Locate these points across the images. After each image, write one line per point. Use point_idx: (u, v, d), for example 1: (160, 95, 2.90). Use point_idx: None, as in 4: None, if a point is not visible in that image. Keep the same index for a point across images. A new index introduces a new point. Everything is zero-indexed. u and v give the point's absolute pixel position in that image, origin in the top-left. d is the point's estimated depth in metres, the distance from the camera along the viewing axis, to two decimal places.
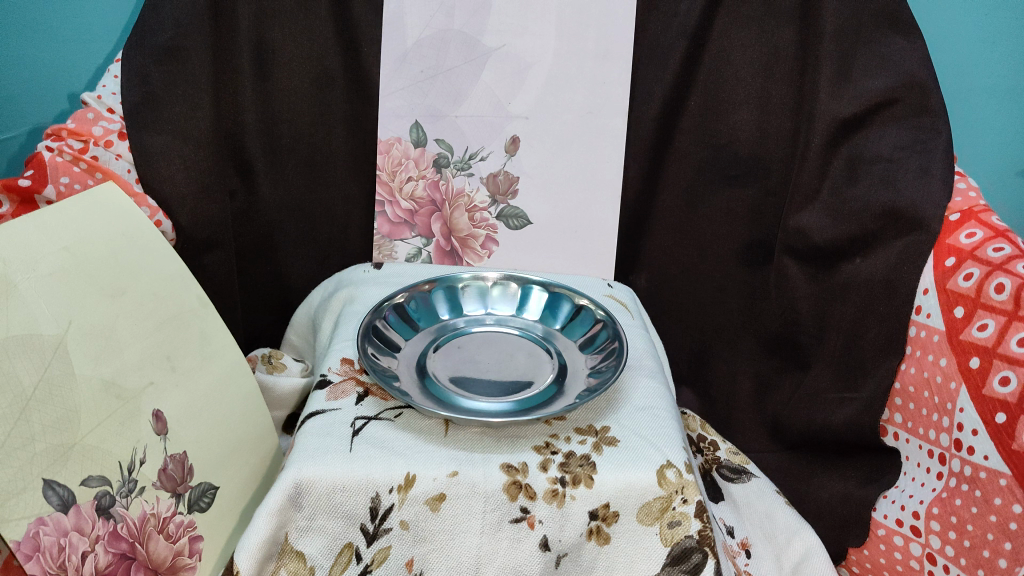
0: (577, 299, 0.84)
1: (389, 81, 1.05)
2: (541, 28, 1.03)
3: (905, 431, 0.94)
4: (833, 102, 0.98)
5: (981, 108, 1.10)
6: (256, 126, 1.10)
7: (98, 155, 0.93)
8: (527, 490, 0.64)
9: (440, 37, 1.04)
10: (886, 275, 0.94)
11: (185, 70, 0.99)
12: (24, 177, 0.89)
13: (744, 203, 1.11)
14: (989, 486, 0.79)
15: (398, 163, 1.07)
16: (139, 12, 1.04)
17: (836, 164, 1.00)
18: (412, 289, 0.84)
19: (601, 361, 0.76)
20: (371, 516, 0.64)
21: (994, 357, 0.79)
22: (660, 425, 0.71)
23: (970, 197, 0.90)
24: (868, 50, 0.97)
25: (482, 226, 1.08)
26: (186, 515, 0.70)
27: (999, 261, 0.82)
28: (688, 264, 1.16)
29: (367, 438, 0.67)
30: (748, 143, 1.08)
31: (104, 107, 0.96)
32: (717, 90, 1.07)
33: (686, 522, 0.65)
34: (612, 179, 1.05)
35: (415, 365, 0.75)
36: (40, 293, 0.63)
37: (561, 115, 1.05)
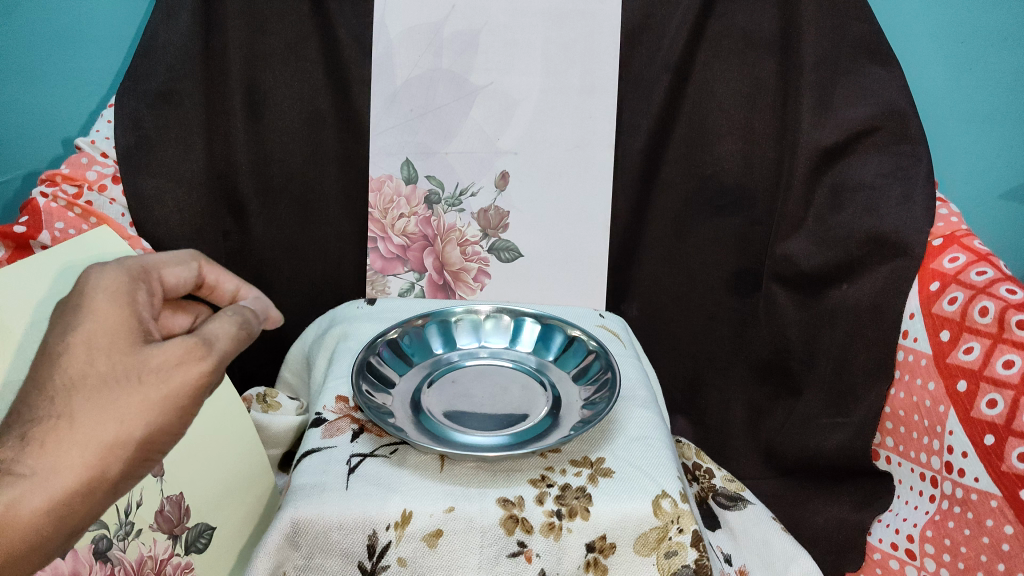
0: (568, 331, 0.85)
1: (380, 120, 1.06)
2: (528, 66, 1.05)
3: (897, 454, 0.95)
4: (814, 131, 1.01)
5: (961, 133, 1.13)
6: (249, 166, 1.11)
7: (92, 200, 0.97)
8: (523, 524, 0.65)
9: (429, 77, 1.06)
10: (874, 299, 0.95)
11: (179, 115, 1.03)
12: (19, 224, 0.90)
13: (731, 231, 1.13)
14: (980, 507, 0.80)
15: (389, 201, 1.09)
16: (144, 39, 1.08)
17: (820, 192, 1.02)
18: (405, 325, 0.85)
19: (595, 392, 0.76)
20: (368, 554, 0.64)
21: (981, 380, 0.80)
22: (653, 455, 0.71)
23: (952, 222, 0.91)
24: (847, 80, 1.00)
25: (474, 259, 1.09)
26: (183, 557, 0.70)
27: (983, 284, 0.83)
28: (679, 293, 1.17)
29: (362, 476, 0.67)
30: (733, 174, 1.10)
31: (98, 152, 1.00)
32: (701, 123, 1.10)
33: (682, 551, 0.65)
34: (600, 211, 1.07)
35: (410, 401, 0.75)
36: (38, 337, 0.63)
37: (550, 149, 1.06)
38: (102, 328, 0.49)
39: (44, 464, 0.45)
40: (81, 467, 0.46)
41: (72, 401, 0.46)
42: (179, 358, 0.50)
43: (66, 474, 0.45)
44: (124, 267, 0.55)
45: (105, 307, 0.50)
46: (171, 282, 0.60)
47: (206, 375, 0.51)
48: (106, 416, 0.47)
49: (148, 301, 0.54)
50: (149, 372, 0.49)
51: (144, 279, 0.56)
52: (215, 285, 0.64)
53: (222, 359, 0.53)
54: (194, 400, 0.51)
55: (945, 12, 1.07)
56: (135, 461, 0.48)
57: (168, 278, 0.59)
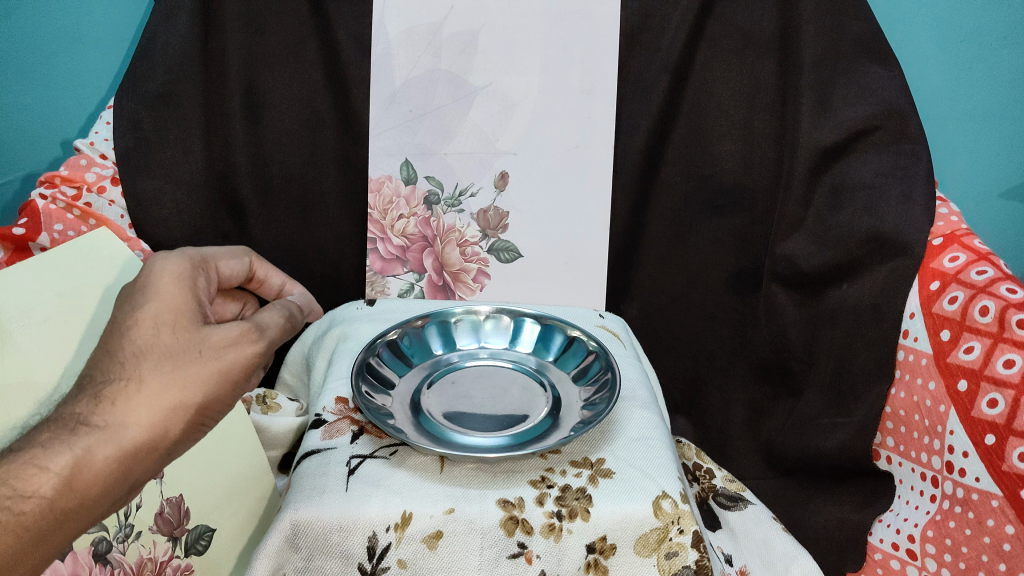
0: (568, 331, 0.85)
1: (379, 121, 1.06)
2: (527, 66, 1.05)
3: (898, 454, 0.95)
4: (814, 131, 1.00)
5: (960, 131, 1.13)
6: (249, 167, 1.11)
7: (91, 202, 0.99)
8: (524, 525, 0.65)
9: (428, 77, 1.06)
10: (874, 299, 0.95)
11: (177, 116, 1.03)
12: (18, 226, 0.91)
13: (731, 231, 1.13)
14: (981, 507, 0.80)
15: (389, 201, 1.08)
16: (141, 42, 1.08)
17: (820, 191, 1.02)
18: (405, 325, 0.85)
19: (595, 393, 0.76)
20: (368, 555, 0.64)
21: (982, 379, 0.80)
22: (653, 456, 0.71)
23: (953, 222, 0.91)
24: (846, 79, 0.99)
25: (474, 260, 1.09)
26: (183, 558, 0.70)
27: (983, 284, 0.83)
28: (679, 293, 1.17)
29: (362, 477, 0.67)
30: (733, 173, 1.10)
31: (97, 153, 1.01)
32: (701, 123, 1.10)
33: (683, 552, 0.65)
34: (599, 212, 1.07)
35: (410, 402, 0.75)
36: (39, 340, 0.64)
37: (549, 150, 1.06)
38: (167, 306, 0.57)
39: (114, 420, 0.52)
40: (146, 424, 0.54)
41: (141, 366, 0.54)
42: (234, 337, 0.59)
43: (133, 429, 0.53)
44: (188, 255, 0.63)
45: (170, 289, 0.58)
46: (225, 272, 0.71)
47: (254, 352, 0.60)
48: (170, 382, 0.55)
49: (206, 287, 0.63)
50: (208, 348, 0.57)
51: (202, 268, 0.65)
52: (264, 279, 0.77)
53: (269, 343, 0.62)
54: (242, 374, 0.59)
55: (945, 11, 1.06)
56: (191, 424, 0.57)
57: (223, 268, 0.70)
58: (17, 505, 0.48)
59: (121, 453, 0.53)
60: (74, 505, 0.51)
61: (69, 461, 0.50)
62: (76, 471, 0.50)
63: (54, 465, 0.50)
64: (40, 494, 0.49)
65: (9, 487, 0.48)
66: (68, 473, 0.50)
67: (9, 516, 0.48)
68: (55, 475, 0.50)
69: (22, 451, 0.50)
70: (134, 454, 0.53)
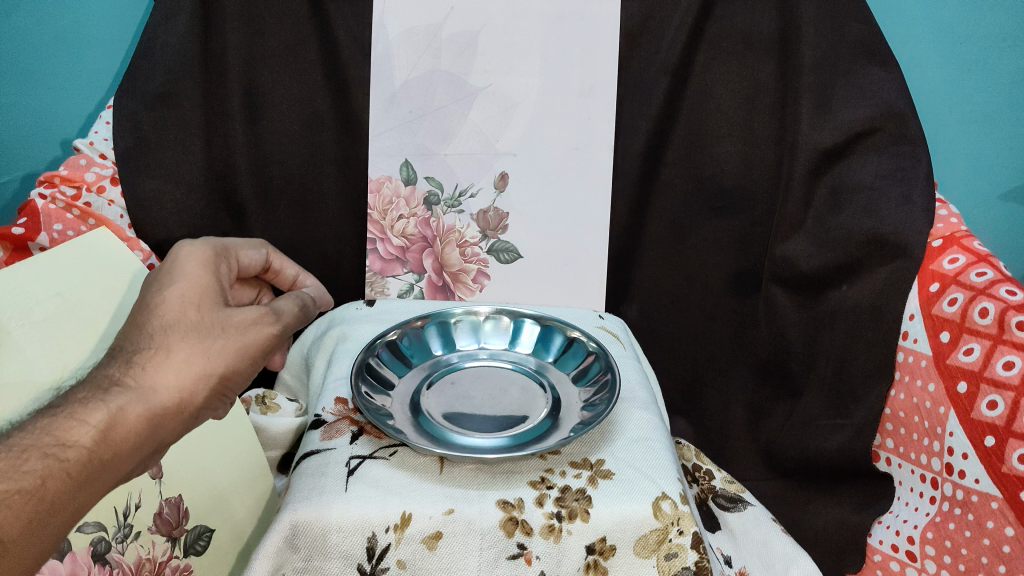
0: (568, 331, 0.85)
1: (379, 122, 1.06)
2: (527, 67, 1.05)
3: (898, 456, 0.95)
4: (814, 132, 1.00)
5: (960, 133, 1.14)
6: (248, 168, 1.11)
7: (91, 202, 0.98)
8: (523, 526, 0.65)
9: (428, 78, 1.06)
10: (873, 300, 0.95)
11: (176, 116, 1.03)
12: (18, 226, 0.91)
13: (731, 232, 1.13)
14: (980, 509, 0.80)
15: (389, 202, 1.08)
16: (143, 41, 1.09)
17: (820, 193, 1.02)
18: (404, 326, 0.85)
19: (594, 393, 0.76)
20: (367, 556, 0.63)
21: (981, 381, 0.80)
22: (653, 457, 0.71)
23: (952, 224, 0.91)
24: (846, 81, 0.99)
25: (473, 261, 1.09)
26: (181, 559, 0.70)
27: (983, 286, 0.83)
28: (679, 294, 1.17)
29: (362, 478, 0.67)
30: (733, 175, 1.10)
31: (97, 153, 1.01)
32: (701, 124, 1.10)
33: (683, 553, 0.65)
34: (599, 213, 1.07)
35: (409, 403, 0.75)
36: (38, 340, 0.63)
37: (548, 150, 1.06)
38: (192, 285, 0.60)
39: (144, 382, 0.54)
40: (176, 388, 0.55)
41: (169, 336, 0.56)
42: (256, 317, 0.61)
43: (163, 392, 0.55)
44: (210, 243, 0.66)
45: (195, 270, 0.61)
46: (244, 263, 0.72)
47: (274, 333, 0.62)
48: (198, 352, 0.57)
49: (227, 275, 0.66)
50: (231, 324, 0.59)
51: (225, 256, 0.68)
52: (279, 270, 0.78)
53: (287, 327, 0.64)
54: (263, 353, 0.61)
55: (945, 13, 1.07)
56: (214, 396, 0.58)
57: (242, 259, 0.71)
58: (60, 452, 0.49)
59: (152, 415, 0.54)
60: (110, 459, 0.52)
61: (106, 415, 0.52)
62: (112, 425, 0.52)
63: (92, 418, 0.51)
64: (81, 443, 0.50)
65: (52, 436, 0.49)
66: (106, 426, 0.51)
67: (54, 462, 0.49)
68: (92, 427, 0.51)
69: (62, 408, 0.51)
70: (163, 417, 0.55)
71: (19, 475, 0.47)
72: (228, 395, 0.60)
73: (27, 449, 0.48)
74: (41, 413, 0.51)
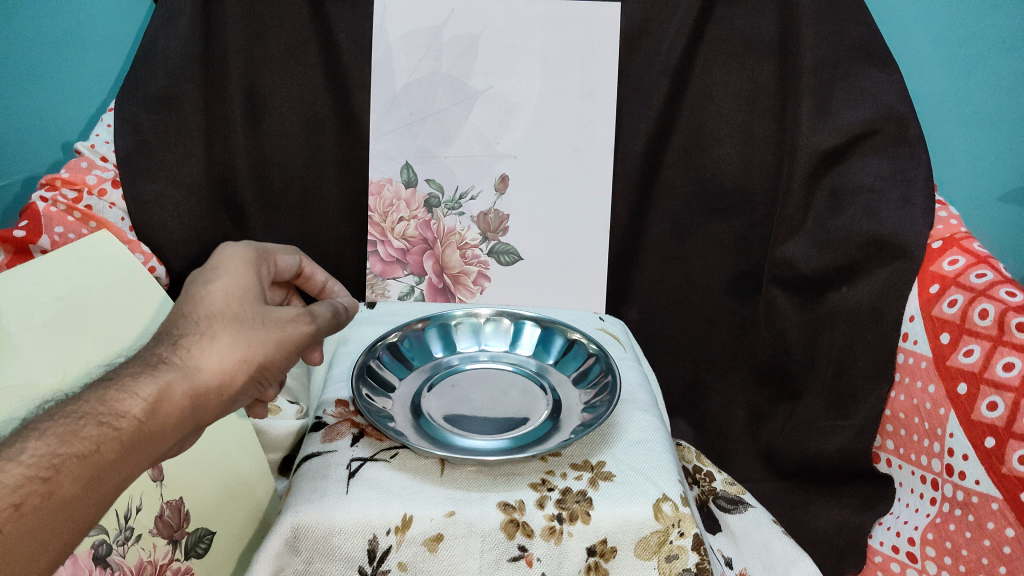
0: (568, 333, 0.85)
1: (379, 124, 1.06)
2: (527, 70, 1.06)
3: (898, 457, 0.95)
4: (814, 135, 1.00)
5: (960, 136, 1.14)
6: (249, 170, 1.11)
7: (92, 204, 0.98)
8: (524, 528, 0.65)
9: (429, 81, 1.06)
10: (873, 303, 0.95)
11: (177, 118, 1.03)
12: (19, 229, 0.91)
13: (731, 234, 1.13)
14: (981, 510, 0.80)
15: (389, 204, 1.08)
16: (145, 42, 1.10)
17: (820, 195, 1.02)
18: (405, 328, 0.85)
19: (595, 395, 0.76)
20: (368, 558, 0.64)
21: (981, 382, 0.80)
22: (654, 459, 0.71)
23: (952, 224, 0.91)
24: (846, 83, 1.00)
25: (474, 263, 1.09)
26: (182, 561, 0.70)
27: (982, 287, 0.83)
28: (679, 296, 1.17)
29: (363, 480, 0.67)
30: (733, 177, 1.11)
31: (98, 156, 1.00)
32: (701, 126, 1.10)
33: (683, 555, 0.65)
34: (599, 215, 1.07)
35: (410, 405, 0.75)
36: (38, 344, 0.63)
37: (548, 153, 1.07)
38: (235, 279, 0.62)
39: (190, 362, 0.56)
40: (221, 369, 0.57)
41: (215, 322, 0.59)
42: (298, 311, 0.63)
43: (209, 371, 0.57)
44: (252, 247, 0.69)
45: (238, 267, 0.64)
46: (281, 267, 0.74)
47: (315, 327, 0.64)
48: (241, 337, 0.59)
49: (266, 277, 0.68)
50: (273, 317, 0.61)
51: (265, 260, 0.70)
52: (310, 276, 0.79)
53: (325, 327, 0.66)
54: (303, 347, 0.63)
55: (945, 15, 1.07)
56: (255, 382, 0.60)
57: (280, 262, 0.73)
58: (113, 421, 0.51)
59: (197, 393, 0.56)
60: (157, 431, 0.53)
61: (156, 388, 0.53)
62: (161, 399, 0.54)
63: (143, 390, 0.53)
64: (131, 414, 0.52)
65: (104, 405, 0.51)
66: (155, 400, 0.53)
67: (106, 430, 0.51)
68: (143, 400, 0.53)
69: (113, 380, 0.53)
70: (206, 396, 0.56)
71: (74, 440, 0.49)
72: (265, 383, 0.62)
73: (82, 416, 0.50)
74: (94, 385, 0.53)
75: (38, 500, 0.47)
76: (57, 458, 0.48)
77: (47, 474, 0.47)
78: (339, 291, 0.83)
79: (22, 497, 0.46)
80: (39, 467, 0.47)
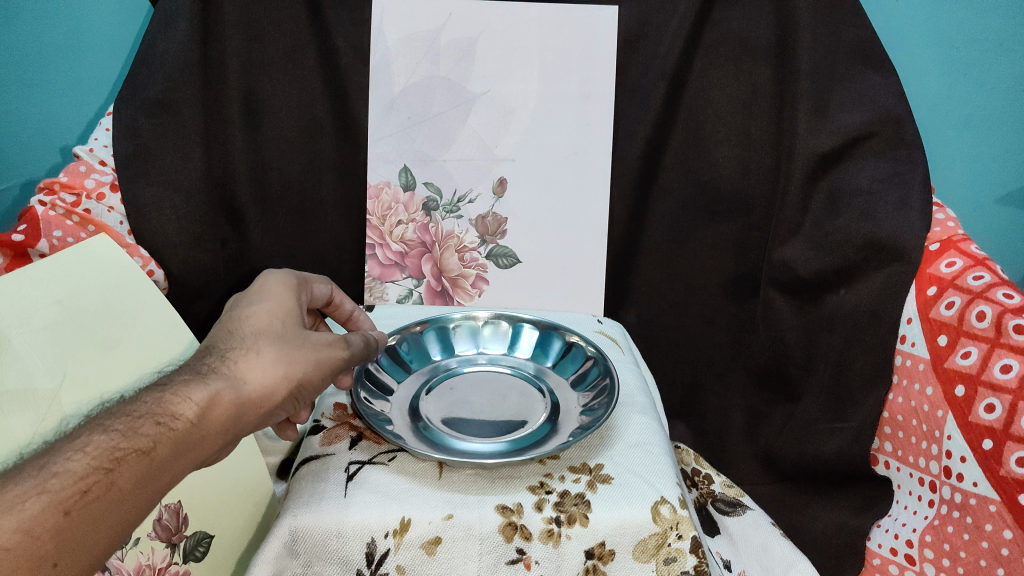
0: (567, 336, 0.85)
1: (377, 128, 1.06)
2: (524, 73, 1.06)
3: (896, 459, 0.94)
4: (811, 137, 1.01)
5: (957, 138, 1.14)
6: (247, 174, 1.11)
7: (91, 209, 0.97)
8: (522, 531, 0.64)
9: (427, 85, 1.06)
10: (871, 305, 0.95)
11: (176, 123, 1.03)
12: (18, 233, 0.90)
13: (729, 237, 1.13)
14: (979, 512, 0.80)
15: (387, 207, 1.09)
16: (140, 48, 1.10)
17: (818, 197, 1.03)
18: (403, 331, 0.85)
19: (593, 398, 0.77)
20: (366, 562, 0.64)
21: (979, 384, 0.80)
22: (652, 462, 0.71)
23: (949, 227, 0.92)
24: (843, 86, 1.00)
25: (472, 266, 1.10)
26: (181, 565, 0.70)
27: (980, 289, 0.83)
28: (677, 298, 1.18)
29: (362, 483, 0.67)
30: (731, 180, 1.11)
31: (97, 160, 0.99)
32: (698, 130, 1.10)
33: (682, 558, 0.65)
34: (597, 218, 1.07)
35: (409, 408, 0.76)
36: (36, 348, 0.63)
37: (546, 156, 1.07)
38: (274, 306, 0.67)
39: (236, 375, 0.59)
40: (264, 382, 0.60)
41: (257, 341, 0.63)
42: (332, 337, 0.67)
43: (253, 384, 0.60)
44: (290, 277, 0.73)
45: (276, 296, 0.68)
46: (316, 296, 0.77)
47: (348, 354, 0.68)
48: (282, 354, 0.62)
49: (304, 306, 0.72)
50: (309, 341, 0.65)
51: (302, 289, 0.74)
52: (339, 305, 0.81)
53: (357, 353, 0.70)
54: (337, 371, 0.67)
55: (942, 19, 1.07)
56: (293, 399, 0.63)
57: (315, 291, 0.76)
58: (168, 421, 0.54)
59: (241, 404, 0.59)
60: (207, 436, 0.56)
61: (207, 395, 0.56)
62: (211, 405, 0.56)
63: (195, 395, 0.56)
64: (185, 416, 0.55)
65: (161, 407, 0.54)
66: (206, 405, 0.56)
67: (164, 429, 0.53)
68: (195, 404, 0.56)
69: (167, 386, 0.56)
70: (250, 407, 0.59)
71: (134, 437, 0.52)
72: (302, 403, 0.65)
73: (141, 415, 0.53)
74: (149, 389, 0.56)
75: (102, 489, 0.49)
76: (119, 452, 0.50)
77: (110, 466, 0.50)
78: (367, 321, 0.86)
79: (86, 485, 0.48)
80: (103, 460, 0.50)
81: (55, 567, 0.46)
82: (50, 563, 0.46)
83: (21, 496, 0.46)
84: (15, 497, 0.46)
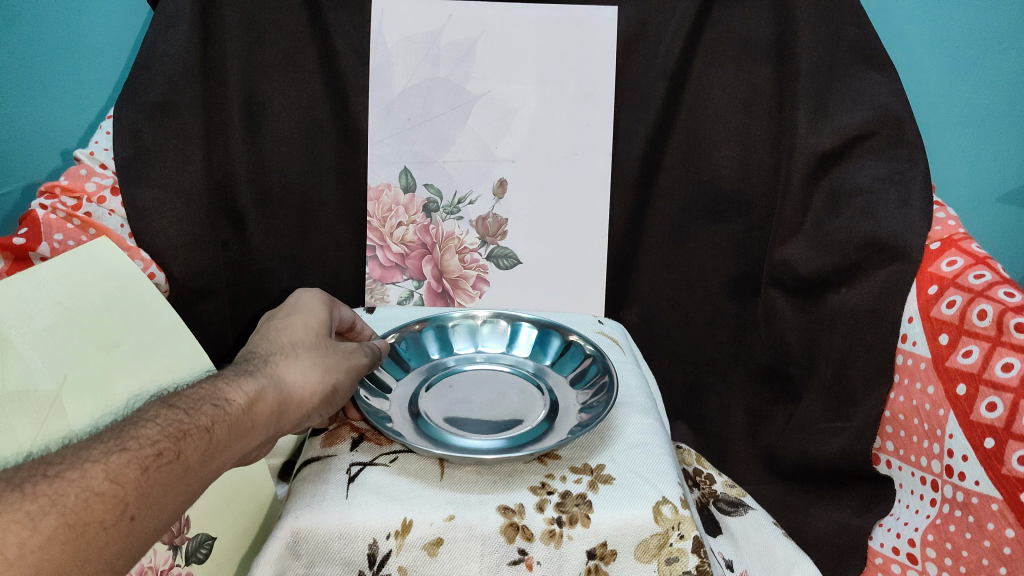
0: (566, 335, 0.85)
1: (377, 129, 1.07)
2: (523, 74, 1.06)
3: (898, 458, 0.94)
4: (811, 136, 1.01)
5: (957, 136, 1.14)
6: (247, 176, 1.11)
7: (92, 211, 0.96)
8: (524, 532, 0.64)
9: (427, 86, 1.06)
10: (872, 304, 0.95)
11: (176, 125, 1.02)
12: (19, 236, 0.90)
13: (730, 236, 1.13)
14: (981, 510, 0.80)
15: (388, 209, 1.09)
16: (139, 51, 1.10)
17: (818, 197, 1.03)
18: (402, 330, 0.85)
19: (592, 396, 0.76)
20: (369, 563, 0.64)
21: (980, 383, 0.80)
22: (653, 461, 0.71)
23: (950, 226, 0.91)
24: (842, 84, 0.99)
25: (473, 267, 1.10)
26: (182, 567, 0.70)
27: (981, 288, 0.83)
28: (678, 297, 1.18)
29: (363, 485, 0.67)
30: (731, 179, 1.11)
31: (97, 164, 0.99)
32: (699, 129, 1.10)
33: (683, 558, 0.65)
34: (598, 218, 1.07)
35: (407, 406, 0.76)
36: (39, 348, 0.63)
37: (547, 155, 1.07)
38: (307, 318, 0.71)
39: (277, 374, 0.63)
40: (306, 380, 0.64)
41: (293, 348, 0.67)
42: (355, 346, 0.71)
43: (296, 381, 0.63)
44: (322, 295, 0.77)
45: (307, 311, 0.73)
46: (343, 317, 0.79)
47: (370, 361, 0.72)
48: (319, 358, 0.66)
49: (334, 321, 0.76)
50: (338, 349, 0.69)
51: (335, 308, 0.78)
52: (360, 331, 0.82)
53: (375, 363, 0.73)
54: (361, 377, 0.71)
55: (941, 17, 1.07)
56: (330, 400, 0.67)
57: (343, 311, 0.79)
58: (223, 406, 0.57)
59: (285, 399, 0.62)
60: (256, 424, 0.59)
61: (255, 388, 0.60)
62: (259, 396, 0.60)
63: (245, 387, 0.60)
64: (236, 402, 0.58)
65: (214, 394, 0.58)
66: (254, 396, 0.60)
67: (220, 411, 0.57)
68: (245, 394, 0.59)
69: (218, 381, 0.60)
70: (293, 403, 0.63)
71: (195, 416, 0.55)
72: (334, 409, 0.68)
73: (199, 400, 0.57)
74: (201, 381, 0.59)
75: (173, 456, 0.52)
76: (184, 428, 0.54)
77: (178, 437, 0.53)
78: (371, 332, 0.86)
79: (160, 450, 0.51)
80: (172, 431, 0.53)
81: (133, 521, 0.49)
82: (128, 515, 0.48)
83: (105, 454, 0.49)
84: (99, 454, 0.49)
